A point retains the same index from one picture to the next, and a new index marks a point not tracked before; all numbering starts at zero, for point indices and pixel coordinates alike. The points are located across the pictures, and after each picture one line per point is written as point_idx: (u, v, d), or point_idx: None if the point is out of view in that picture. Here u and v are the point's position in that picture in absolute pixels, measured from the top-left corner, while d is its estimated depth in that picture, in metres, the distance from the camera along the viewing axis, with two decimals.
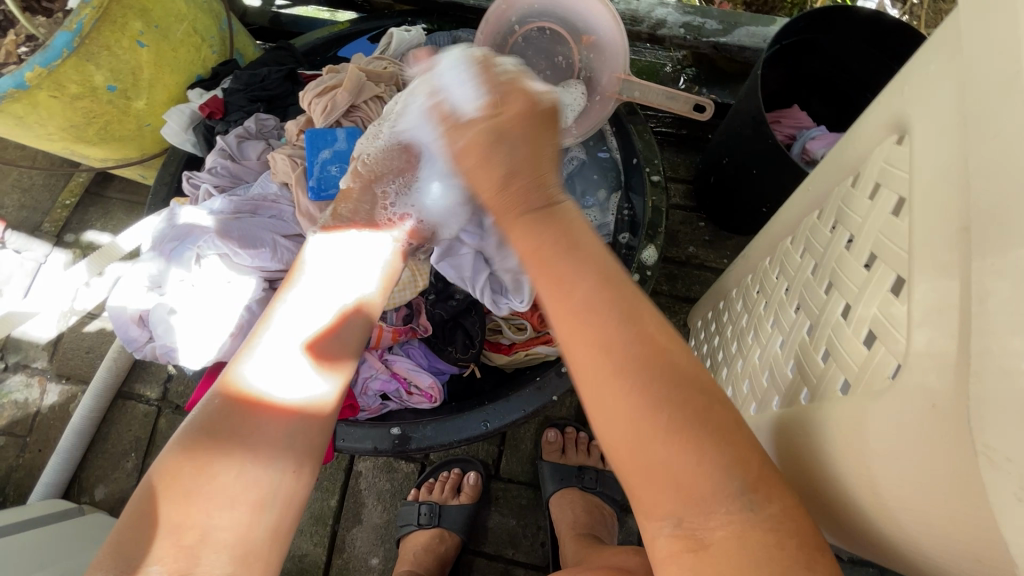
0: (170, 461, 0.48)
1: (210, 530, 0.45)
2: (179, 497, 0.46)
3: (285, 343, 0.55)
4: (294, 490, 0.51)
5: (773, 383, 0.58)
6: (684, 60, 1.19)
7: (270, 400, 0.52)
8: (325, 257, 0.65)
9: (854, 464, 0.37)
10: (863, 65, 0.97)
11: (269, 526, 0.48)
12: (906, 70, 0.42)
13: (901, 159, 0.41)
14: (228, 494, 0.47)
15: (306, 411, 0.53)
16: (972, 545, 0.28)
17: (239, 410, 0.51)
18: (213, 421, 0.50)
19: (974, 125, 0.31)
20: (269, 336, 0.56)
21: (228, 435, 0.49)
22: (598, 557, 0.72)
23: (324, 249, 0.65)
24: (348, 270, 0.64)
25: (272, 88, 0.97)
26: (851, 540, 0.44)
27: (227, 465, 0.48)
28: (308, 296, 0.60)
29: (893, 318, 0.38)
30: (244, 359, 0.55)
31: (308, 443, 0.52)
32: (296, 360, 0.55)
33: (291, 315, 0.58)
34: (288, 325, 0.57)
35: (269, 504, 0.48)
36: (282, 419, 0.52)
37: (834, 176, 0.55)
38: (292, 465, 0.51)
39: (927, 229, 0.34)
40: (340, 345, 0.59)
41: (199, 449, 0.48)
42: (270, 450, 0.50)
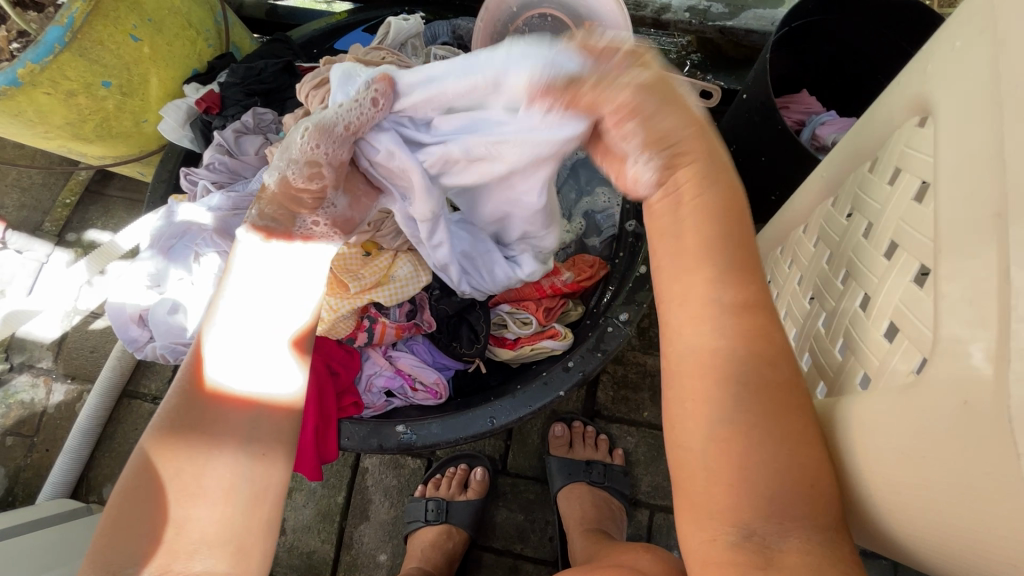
0: (141, 459, 0.48)
1: (194, 521, 0.46)
2: (168, 485, 0.47)
3: (234, 346, 0.52)
4: (276, 481, 0.51)
5: (787, 377, 0.57)
6: (690, 46, 1.16)
7: (247, 396, 0.51)
8: (264, 247, 0.56)
9: (875, 460, 0.36)
10: (875, 47, 0.94)
11: (252, 519, 0.49)
12: (929, 48, 0.40)
13: (925, 142, 0.39)
14: (210, 487, 0.47)
15: (269, 404, 0.52)
16: (1007, 550, 0.27)
17: (198, 406, 0.49)
18: (188, 414, 0.49)
19: (1011, 107, 0.29)
20: (220, 348, 0.51)
21: (186, 432, 0.48)
22: (607, 554, 0.71)
23: (258, 248, 0.55)
24: (287, 264, 0.56)
25: (268, 81, 0.95)
26: (869, 539, 0.42)
27: (208, 458, 0.48)
28: (249, 294, 0.53)
29: (916, 308, 0.37)
30: (211, 364, 0.51)
31: (275, 430, 0.52)
32: (252, 359, 0.52)
33: (248, 306, 0.53)
34: (246, 323, 0.52)
35: (252, 501, 0.49)
36: (263, 414, 0.51)
37: (850, 161, 0.53)
38: (277, 455, 0.51)
39: (953, 216, 0.32)
40: (299, 338, 0.56)
41: (162, 446, 0.48)
42: (237, 441, 0.49)
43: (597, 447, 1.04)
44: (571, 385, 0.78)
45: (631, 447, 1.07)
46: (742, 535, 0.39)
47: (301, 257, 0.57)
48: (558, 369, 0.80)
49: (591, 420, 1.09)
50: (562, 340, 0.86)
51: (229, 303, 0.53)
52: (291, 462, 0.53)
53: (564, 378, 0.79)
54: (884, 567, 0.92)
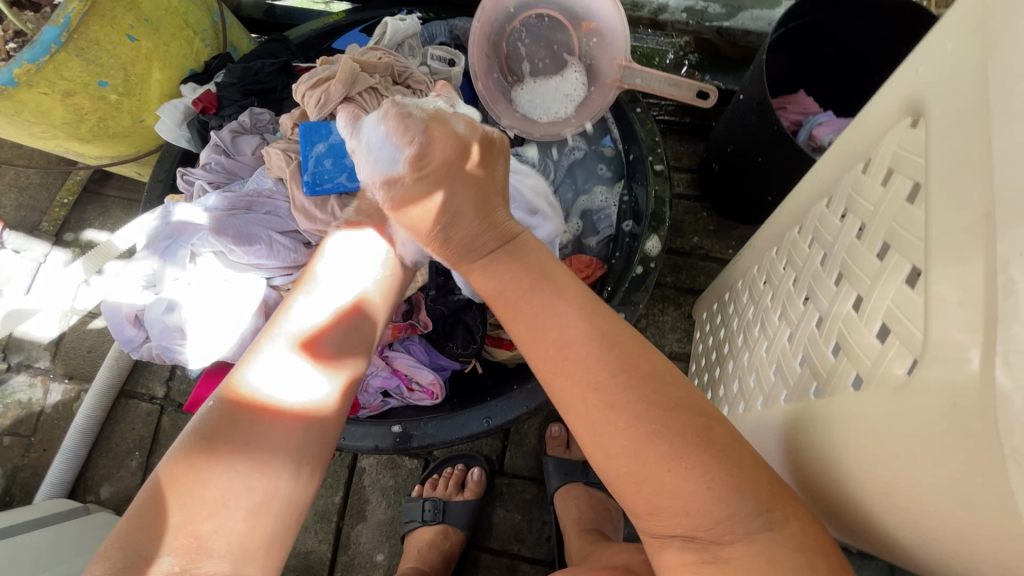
0: (179, 462, 0.47)
1: (221, 527, 0.45)
2: (190, 493, 0.45)
3: (294, 342, 0.56)
4: (301, 490, 0.50)
5: (780, 378, 0.57)
6: (688, 47, 1.14)
7: (281, 402, 0.51)
8: (342, 253, 0.66)
9: (865, 460, 0.36)
10: (872, 48, 0.94)
11: (276, 527, 0.47)
12: (921, 50, 0.40)
13: (916, 143, 0.39)
14: (237, 492, 0.46)
15: (315, 413, 0.53)
16: (996, 552, 0.27)
17: (249, 412, 0.50)
18: (222, 420, 0.49)
19: (1000, 108, 0.29)
20: (279, 345, 0.55)
21: (233, 439, 0.48)
22: (603, 554, 0.71)
23: (330, 254, 0.65)
24: (354, 272, 0.65)
25: (266, 81, 0.95)
26: (869, 543, 0.42)
27: (237, 464, 0.47)
28: (319, 294, 0.61)
29: (908, 310, 0.37)
30: (250, 370, 0.54)
31: (316, 446, 0.52)
32: (303, 358, 0.55)
33: (307, 307, 0.59)
34: (286, 331, 0.57)
35: (278, 508, 0.48)
36: (295, 420, 0.51)
37: (843, 162, 0.53)
38: (303, 464, 0.50)
39: (944, 217, 0.32)
40: (348, 344, 0.59)
41: (206, 451, 0.47)
42: (283, 454, 0.49)
43: None
44: None
45: None
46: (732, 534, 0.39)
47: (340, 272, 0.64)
48: None
49: None
50: None
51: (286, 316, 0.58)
52: (317, 474, 0.52)
53: None
54: (879, 568, 0.92)
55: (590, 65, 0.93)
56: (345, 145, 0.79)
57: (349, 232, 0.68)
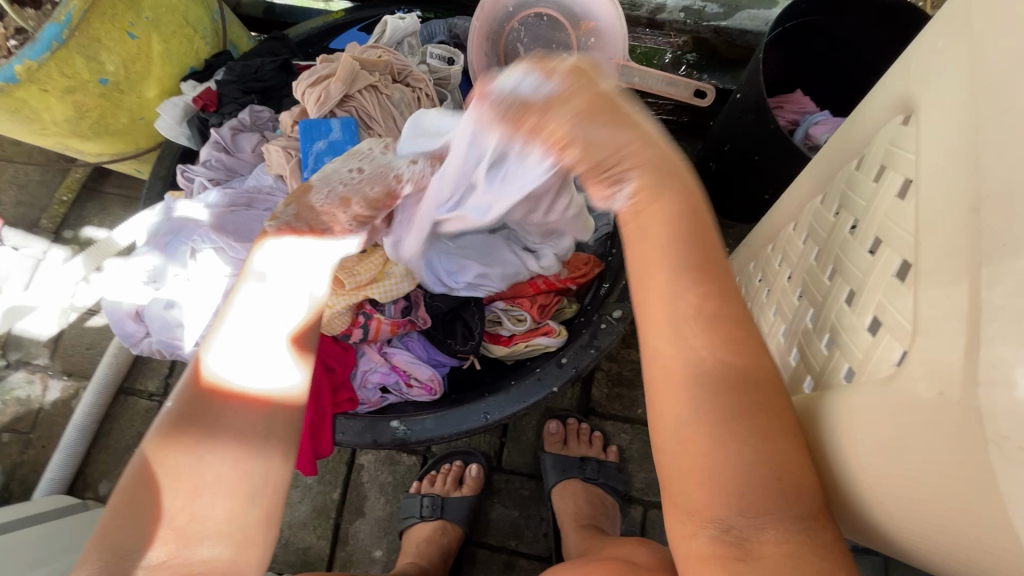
0: (153, 449, 0.47)
1: (197, 513, 0.45)
2: (166, 483, 0.46)
3: (245, 345, 0.53)
4: (275, 473, 0.51)
5: (775, 372, 0.57)
6: (686, 46, 1.15)
7: (240, 390, 0.51)
8: (285, 249, 0.60)
9: (856, 452, 0.37)
10: (867, 48, 0.95)
11: (255, 510, 0.48)
12: (913, 49, 0.41)
13: (908, 140, 0.40)
14: (212, 480, 0.47)
15: (279, 400, 0.53)
16: (981, 537, 0.28)
17: (217, 398, 0.50)
18: (185, 411, 0.49)
19: (987, 106, 0.29)
20: (228, 351, 0.53)
21: (205, 423, 0.49)
22: (600, 548, 0.72)
23: (274, 249, 0.60)
24: (303, 266, 0.61)
25: (266, 79, 0.95)
26: (859, 535, 0.43)
27: (204, 453, 0.47)
28: (266, 293, 0.57)
29: (898, 302, 0.37)
30: (211, 357, 0.52)
31: (288, 427, 0.53)
32: (263, 354, 0.54)
33: (252, 312, 0.55)
34: (258, 321, 0.55)
35: (253, 493, 0.48)
36: (257, 408, 0.51)
37: (838, 160, 0.54)
38: (272, 448, 0.51)
39: (933, 212, 0.33)
40: (307, 336, 0.59)
41: (178, 436, 0.48)
42: (257, 435, 0.50)
43: (591, 443, 1.05)
44: (564, 381, 0.79)
45: (625, 445, 1.08)
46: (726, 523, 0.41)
47: (303, 261, 0.61)
48: (552, 365, 0.80)
49: (585, 417, 1.10)
50: (557, 337, 0.87)
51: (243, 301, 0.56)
52: (290, 457, 0.53)
53: (557, 374, 0.79)
54: (874, 563, 0.93)
55: None
56: (345, 142, 0.79)
57: (295, 235, 0.61)
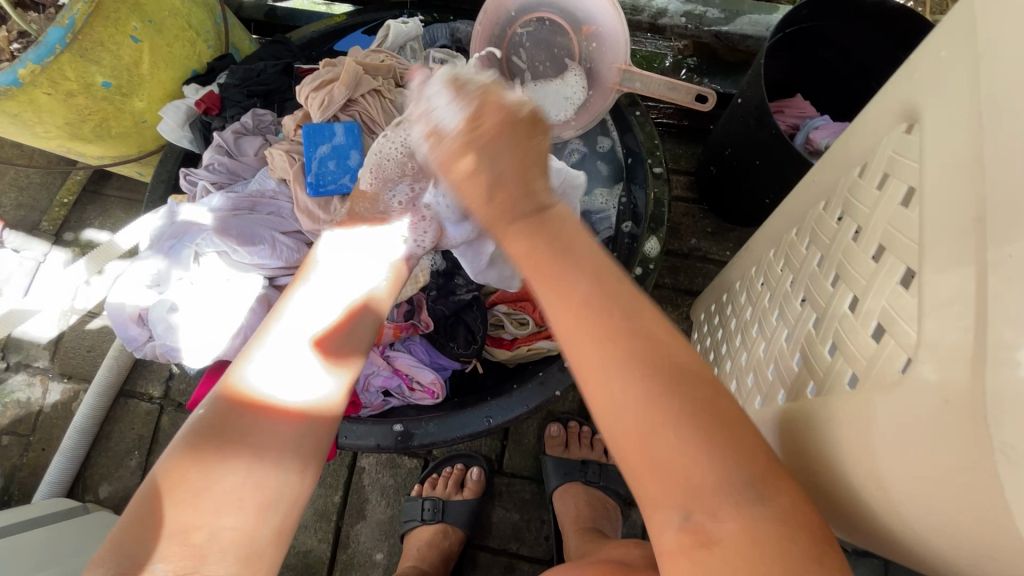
0: (175, 461, 0.47)
1: (215, 528, 0.45)
2: (186, 497, 0.45)
3: (295, 340, 0.56)
4: (298, 491, 0.50)
5: (777, 377, 0.58)
6: (686, 50, 1.17)
7: (278, 403, 0.52)
8: (341, 251, 0.67)
9: (862, 459, 0.37)
10: (868, 53, 0.95)
11: (272, 528, 0.48)
12: (915, 57, 0.41)
13: (911, 149, 0.40)
14: (233, 495, 0.46)
15: (314, 413, 0.53)
16: (988, 544, 0.28)
17: (247, 411, 0.51)
18: (220, 422, 0.50)
19: (991, 118, 0.30)
20: (278, 344, 0.55)
21: (232, 437, 0.49)
22: (602, 552, 0.72)
23: (335, 251, 0.67)
24: (356, 269, 0.66)
25: (269, 82, 0.95)
26: (864, 538, 0.43)
27: (234, 465, 0.47)
28: (322, 289, 0.62)
29: (903, 310, 0.38)
30: (251, 362, 0.54)
31: (315, 446, 0.52)
32: (306, 355, 0.56)
33: (306, 308, 0.59)
34: (300, 326, 0.58)
35: (272, 509, 0.48)
36: (292, 423, 0.51)
37: (839, 166, 0.54)
38: (298, 466, 0.50)
39: (937, 221, 0.33)
40: (351, 341, 0.60)
41: (203, 450, 0.48)
42: (281, 451, 0.50)
43: (592, 446, 1.05)
44: (566, 385, 0.79)
45: None
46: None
47: (348, 271, 0.65)
48: (555, 369, 0.80)
49: (586, 420, 1.10)
50: None
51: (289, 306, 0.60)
52: (313, 476, 0.52)
53: (560, 378, 0.79)
54: (874, 566, 0.93)
55: (591, 69, 0.94)
56: (349, 147, 0.80)
57: (351, 228, 0.71)
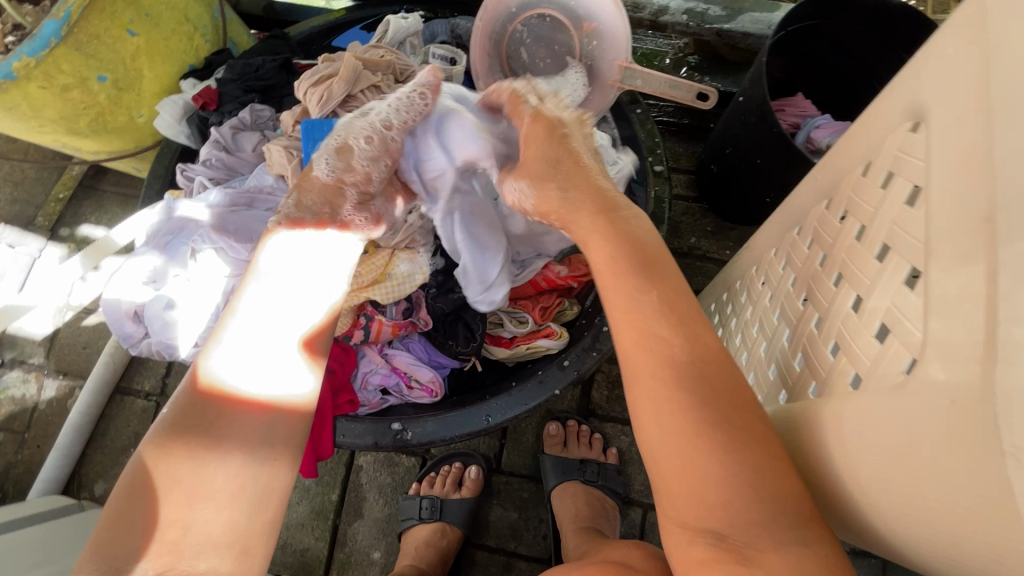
0: (150, 458, 0.47)
1: (193, 524, 0.45)
2: (163, 496, 0.46)
3: (257, 341, 0.53)
4: (274, 484, 0.50)
5: (779, 377, 0.57)
6: (687, 48, 1.18)
7: (245, 398, 0.51)
8: (297, 241, 0.60)
9: (865, 460, 0.37)
10: (870, 52, 0.95)
11: (253, 519, 0.48)
12: (921, 55, 0.41)
13: (916, 148, 0.40)
14: (210, 489, 0.46)
15: (287, 406, 0.52)
16: (993, 547, 0.28)
17: (214, 407, 0.50)
18: (186, 418, 0.49)
19: (999, 117, 0.29)
20: (239, 346, 0.53)
21: (203, 433, 0.48)
22: (601, 552, 0.72)
23: (289, 240, 0.60)
24: (317, 260, 0.60)
25: (267, 77, 0.94)
26: (855, 535, 0.43)
27: (204, 460, 0.47)
28: (279, 285, 0.57)
29: (907, 309, 0.37)
30: (217, 361, 0.52)
31: (288, 436, 0.52)
32: (271, 356, 0.53)
33: (263, 307, 0.55)
34: (273, 324, 0.55)
35: (250, 499, 0.48)
36: (259, 417, 0.51)
37: (842, 165, 0.54)
38: (273, 456, 0.50)
39: (945, 220, 0.33)
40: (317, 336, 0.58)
41: (174, 448, 0.47)
42: (254, 443, 0.49)
43: (591, 446, 1.05)
44: (566, 383, 0.79)
45: (625, 447, 1.08)
46: None
47: (317, 261, 0.60)
48: (554, 368, 0.80)
49: (585, 420, 1.10)
50: (558, 339, 0.86)
51: (251, 298, 0.56)
52: (291, 465, 0.52)
53: (559, 377, 0.79)
54: (872, 566, 0.93)
55: (591, 67, 0.93)
56: None
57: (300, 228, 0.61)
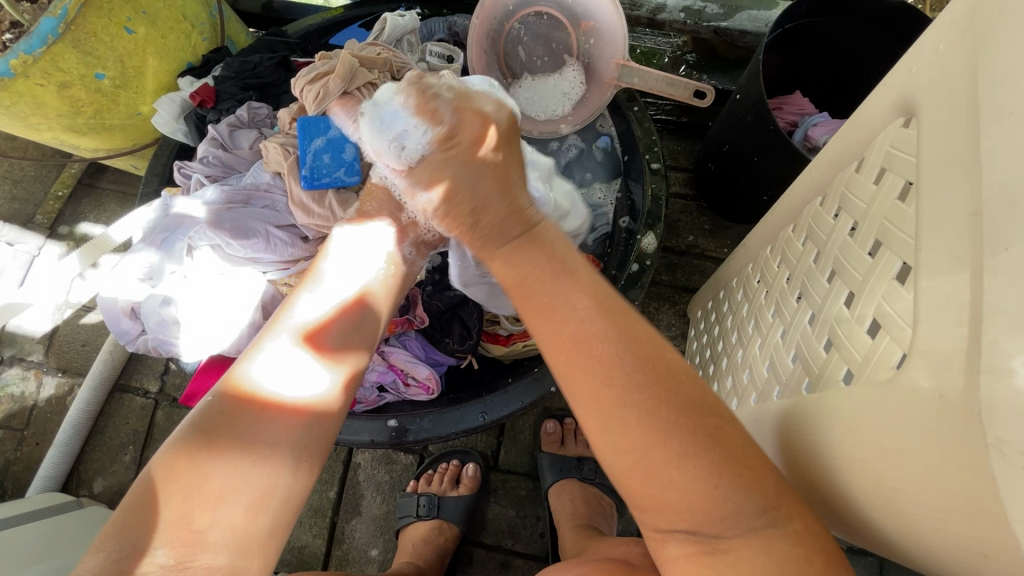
0: (178, 452, 0.47)
1: (216, 521, 0.45)
2: (187, 489, 0.45)
3: (293, 337, 0.56)
4: (298, 487, 0.50)
5: (773, 374, 0.57)
6: (685, 46, 1.16)
7: (279, 400, 0.51)
8: (344, 249, 0.68)
9: (857, 456, 0.37)
10: (867, 50, 0.95)
11: (274, 522, 0.47)
12: (913, 51, 0.40)
13: (908, 144, 0.40)
14: (236, 487, 0.46)
15: (316, 410, 0.52)
16: (981, 540, 0.28)
17: (247, 407, 0.50)
18: (220, 416, 0.49)
19: (986, 111, 0.29)
20: (279, 345, 0.55)
21: (234, 432, 0.48)
22: (597, 549, 0.72)
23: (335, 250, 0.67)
24: (356, 266, 0.66)
25: (264, 75, 0.94)
26: (851, 533, 0.43)
27: (234, 457, 0.47)
28: (322, 289, 0.62)
29: (897, 305, 0.37)
30: (250, 359, 0.55)
31: (318, 443, 0.52)
32: (299, 353, 0.55)
33: (304, 309, 0.59)
34: (295, 324, 0.58)
35: (274, 502, 0.47)
36: (295, 418, 0.51)
37: (836, 162, 0.54)
38: (301, 462, 0.50)
39: (934, 215, 0.33)
40: (350, 335, 0.59)
41: (204, 444, 0.47)
42: (284, 446, 0.49)
43: (588, 443, 1.05)
44: (563, 381, 0.79)
45: None
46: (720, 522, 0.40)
47: (353, 263, 0.66)
48: (551, 365, 0.80)
49: None
50: None
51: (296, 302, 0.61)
52: (314, 471, 0.52)
53: (556, 374, 0.79)
54: (869, 564, 0.93)
55: (588, 64, 0.94)
56: (344, 140, 0.80)
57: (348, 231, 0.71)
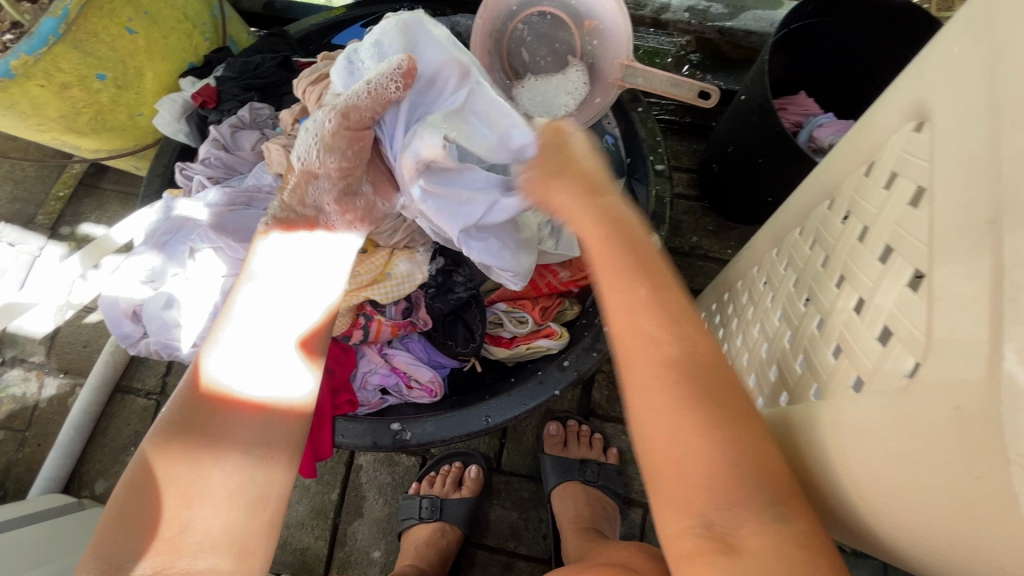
0: (150, 458, 0.48)
1: (191, 523, 0.46)
2: (162, 495, 0.46)
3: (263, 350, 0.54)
4: (274, 484, 0.50)
5: (780, 379, 0.57)
6: (689, 46, 1.17)
7: (238, 395, 0.51)
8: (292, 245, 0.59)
9: (865, 467, 0.36)
10: (874, 50, 0.94)
11: (254, 520, 0.48)
12: (927, 52, 0.40)
13: (921, 147, 0.39)
14: (207, 490, 0.47)
15: (277, 408, 0.52)
16: (999, 556, 0.27)
17: (208, 409, 0.50)
18: (182, 419, 0.49)
19: (1006, 115, 0.29)
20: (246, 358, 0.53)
21: (198, 433, 0.49)
22: (601, 553, 0.71)
23: (283, 243, 0.59)
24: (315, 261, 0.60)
25: (266, 76, 0.94)
26: (855, 541, 0.43)
27: (204, 462, 0.48)
28: (280, 293, 0.56)
29: (909, 312, 0.37)
30: (211, 364, 0.52)
31: (285, 438, 0.52)
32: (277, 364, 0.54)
33: (265, 319, 0.55)
34: (267, 327, 0.55)
35: (248, 502, 0.48)
36: (253, 415, 0.51)
37: (844, 165, 0.53)
38: (268, 457, 0.50)
39: (951, 220, 0.32)
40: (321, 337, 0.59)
41: (172, 448, 0.48)
42: (249, 444, 0.50)
43: (591, 445, 1.04)
44: (565, 384, 0.79)
45: (625, 447, 1.08)
46: (720, 525, 0.40)
47: (314, 261, 0.60)
48: (554, 368, 0.80)
49: (585, 419, 1.10)
50: (558, 340, 0.86)
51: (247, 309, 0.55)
52: (289, 467, 0.52)
53: (559, 377, 0.79)
54: (873, 566, 0.93)
55: (592, 64, 0.93)
56: None
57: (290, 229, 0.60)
